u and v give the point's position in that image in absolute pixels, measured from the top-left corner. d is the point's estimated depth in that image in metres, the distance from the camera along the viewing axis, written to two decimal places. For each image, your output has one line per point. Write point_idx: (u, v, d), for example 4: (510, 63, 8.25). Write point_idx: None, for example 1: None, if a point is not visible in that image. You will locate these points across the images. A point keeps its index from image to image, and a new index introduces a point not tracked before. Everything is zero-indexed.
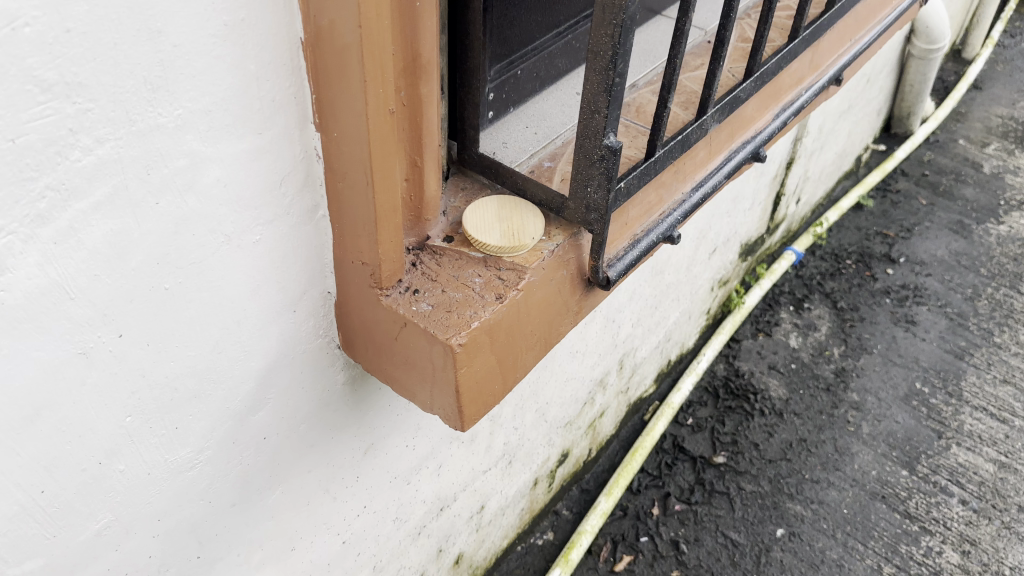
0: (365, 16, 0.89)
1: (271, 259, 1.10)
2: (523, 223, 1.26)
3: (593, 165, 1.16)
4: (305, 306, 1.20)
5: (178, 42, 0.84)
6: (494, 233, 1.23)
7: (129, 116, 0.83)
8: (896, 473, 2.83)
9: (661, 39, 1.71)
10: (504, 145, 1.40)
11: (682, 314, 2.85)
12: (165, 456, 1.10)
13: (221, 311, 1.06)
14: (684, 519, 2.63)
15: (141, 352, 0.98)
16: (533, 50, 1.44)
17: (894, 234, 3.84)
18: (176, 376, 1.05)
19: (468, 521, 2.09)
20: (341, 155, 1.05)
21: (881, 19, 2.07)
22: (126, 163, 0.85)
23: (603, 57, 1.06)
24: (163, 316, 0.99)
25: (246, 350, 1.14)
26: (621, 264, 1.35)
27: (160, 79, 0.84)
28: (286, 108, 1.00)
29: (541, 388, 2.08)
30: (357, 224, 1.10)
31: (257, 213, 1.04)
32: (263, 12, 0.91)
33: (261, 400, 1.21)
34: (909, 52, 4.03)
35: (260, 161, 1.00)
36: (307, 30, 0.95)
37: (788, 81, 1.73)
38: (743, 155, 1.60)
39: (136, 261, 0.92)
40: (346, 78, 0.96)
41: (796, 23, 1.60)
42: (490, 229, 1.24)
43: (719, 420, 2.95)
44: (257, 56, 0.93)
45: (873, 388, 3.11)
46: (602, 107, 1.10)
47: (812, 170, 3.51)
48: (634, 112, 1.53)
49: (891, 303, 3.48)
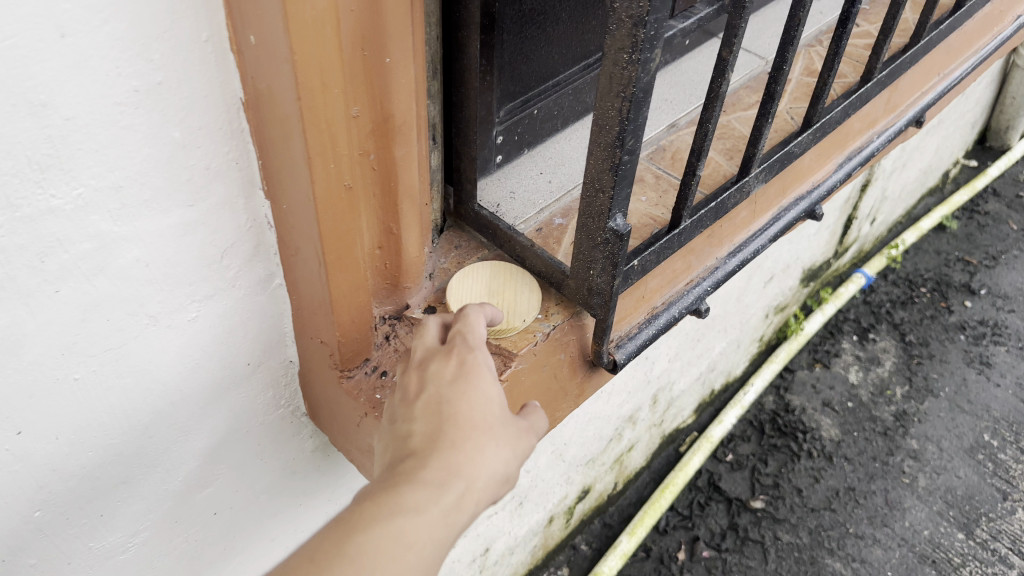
0: (304, 85, 0.74)
1: (214, 335, 0.96)
2: (516, 301, 1.10)
3: (596, 247, 0.99)
4: (260, 378, 1.06)
5: (72, 115, 0.69)
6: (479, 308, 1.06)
7: (10, 200, 0.69)
8: (950, 536, 2.59)
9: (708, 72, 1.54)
10: (511, 195, 1.24)
11: (730, 344, 2.64)
12: (89, 543, 0.99)
13: (150, 395, 0.93)
14: (712, 568, 2.46)
15: (48, 446, 0.86)
16: (554, 86, 1.26)
17: (976, 262, 3.52)
18: (97, 465, 0.93)
19: (470, 563, 1.97)
20: (292, 229, 0.90)
21: (977, 48, 1.82)
22: (11, 253, 0.72)
23: (610, 131, 0.87)
24: (74, 407, 0.86)
25: (186, 430, 1.01)
26: (631, 345, 1.17)
27: (50, 157, 0.70)
28: (225, 175, 0.85)
29: (559, 430, 1.92)
30: (312, 302, 0.96)
31: (193, 289, 0.90)
32: (185, 72, 0.75)
33: (207, 477, 1.09)
34: (1014, 60, 3.65)
35: (192, 235, 0.86)
36: (247, 90, 0.80)
37: (858, 125, 1.50)
38: (794, 214, 1.40)
39: (33, 354, 0.79)
40: (288, 149, 0.81)
41: (871, 65, 1.38)
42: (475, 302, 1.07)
43: (761, 458, 2.76)
44: (183, 122, 0.78)
45: (935, 436, 2.87)
46: (607, 186, 0.92)
47: (891, 189, 3.21)
48: (669, 159, 1.35)
49: (965, 340, 3.19)
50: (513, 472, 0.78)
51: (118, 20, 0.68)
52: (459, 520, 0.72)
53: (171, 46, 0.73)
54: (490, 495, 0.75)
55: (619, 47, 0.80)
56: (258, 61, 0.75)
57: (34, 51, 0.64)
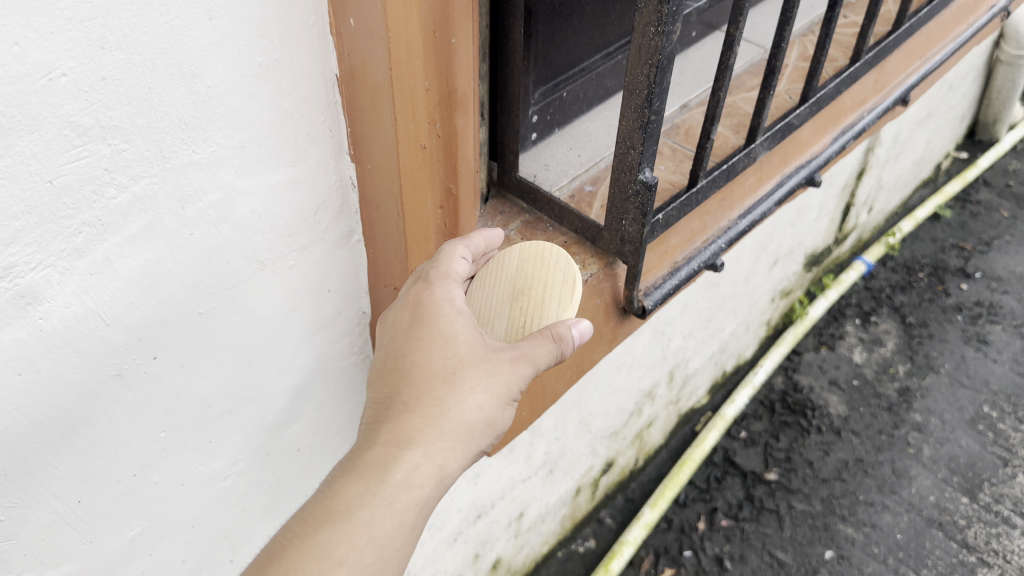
0: (395, 59, 0.93)
1: (306, 284, 1.14)
2: (547, 294, 1.05)
3: (628, 200, 1.16)
4: (340, 325, 1.24)
5: (212, 84, 0.86)
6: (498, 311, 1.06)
7: (164, 153, 0.86)
8: (955, 500, 2.74)
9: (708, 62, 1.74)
10: (546, 167, 1.40)
11: (739, 326, 2.81)
12: (199, 467, 1.15)
13: (254, 333, 1.10)
14: (730, 536, 2.63)
15: (175, 373, 1.03)
16: (580, 71, 1.43)
17: (970, 248, 3.68)
18: (210, 394, 1.09)
19: (506, 527, 2.17)
20: (374, 186, 1.09)
21: (955, 35, 2.00)
22: (161, 198, 0.89)
23: (639, 95, 1.04)
24: (197, 338, 1.03)
25: (281, 368, 1.18)
26: (658, 293, 1.34)
27: (195, 119, 0.87)
28: (320, 141, 1.03)
29: (585, 399, 2.08)
30: (389, 252, 1.16)
31: (292, 240, 1.07)
32: (297, 52, 0.93)
33: (294, 415, 1.26)
34: (997, 56, 3.79)
35: (293, 192, 1.03)
36: (342, 67, 0.99)
37: (850, 103, 1.68)
38: (797, 180, 1.57)
39: (170, 288, 0.96)
40: (377, 115, 1.00)
41: (858, 46, 1.54)
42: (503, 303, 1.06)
43: (773, 435, 2.93)
44: (291, 93, 0.95)
45: (938, 410, 3.02)
46: (637, 143, 1.08)
47: (886, 180, 3.37)
48: (682, 134, 1.52)
49: (963, 320, 3.35)
50: (483, 418, 0.90)
51: (250, 8, 0.85)
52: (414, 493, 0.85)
53: (286, 29, 0.91)
54: (456, 450, 0.88)
55: (646, 22, 0.97)
56: (355, 40, 0.94)
57: (189, 29, 0.81)
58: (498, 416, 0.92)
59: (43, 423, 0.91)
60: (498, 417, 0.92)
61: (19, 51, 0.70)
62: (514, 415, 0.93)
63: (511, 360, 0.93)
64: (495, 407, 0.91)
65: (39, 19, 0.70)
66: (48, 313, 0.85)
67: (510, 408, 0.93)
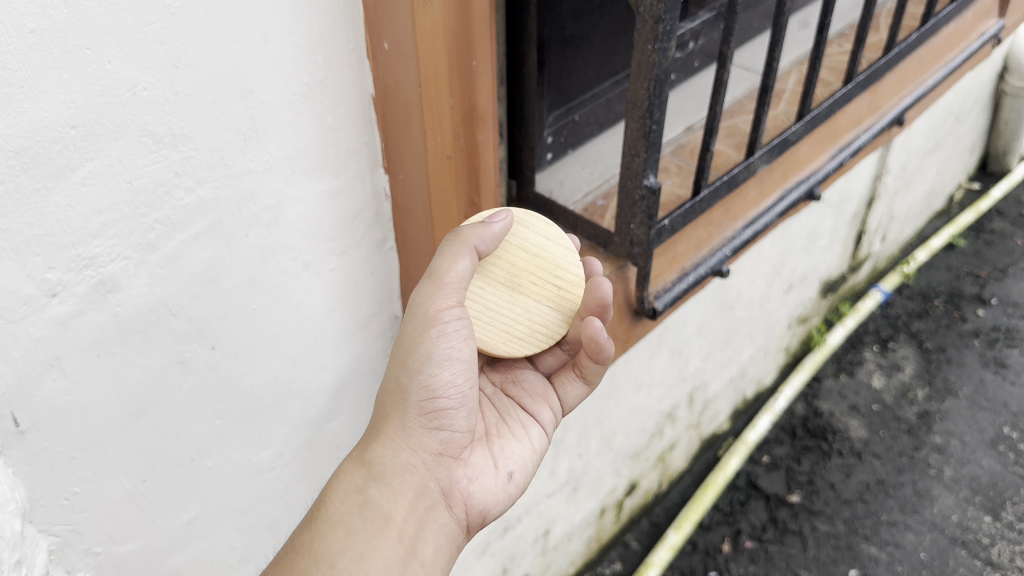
0: (425, 77, 1.08)
1: (345, 286, 1.28)
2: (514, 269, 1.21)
3: (635, 205, 1.29)
4: (375, 327, 1.39)
5: (267, 100, 1.00)
6: (530, 307, 1.21)
7: (225, 161, 0.99)
8: (978, 519, 2.76)
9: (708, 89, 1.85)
10: (561, 184, 1.54)
11: (757, 350, 2.88)
12: (249, 457, 1.26)
13: (300, 329, 1.23)
14: (755, 557, 2.66)
15: (230, 363, 1.14)
16: (592, 97, 1.55)
17: (986, 275, 3.74)
18: (259, 386, 1.21)
19: (533, 543, 2.24)
20: (406, 195, 1.24)
21: (946, 61, 2.13)
22: (222, 201, 1.01)
23: (640, 107, 1.16)
24: (252, 331, 1.15)
25: (322, 365, 1.31)
26: (668, 296, 1.47)
27: (251, 131, 1.00)
28: (357, 154, 1.18)
29: (606, 416, 2.16)
30: (419, 254, 1.29)
31: (334, 243, 1.22)
32: (338, 74, 1.08)
33: (333, 411, 1.38)
34: (1002, 89, 3.89)
35: (334, 199, 1.18)
36: (377, 87, 1.14)
37: (846, 122, 1.84)
38: (797, 194, 1.71)
39: (228, 283, 1.08)
40: (409, 129, 1.15)
41: (849, 68, 1.67)
42: (517, 298, 1.21)
43: (795, 459, 2.97)
44: (334, 110, 1.10)
45: (958, 432, 3.06)
46: (640, 151, 1.21)
47: (897, 210, 3.46)
48: (687, 153, 1.66)
49: (980, 345, 3.40)
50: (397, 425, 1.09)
51: (300, 33, 1.00)
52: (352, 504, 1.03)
53: (329, 53, 1.06)
54: (383, 460, 1.07)
55: (644, 40, 1.09)
56: (390, 62, 1.10)
57: (247, 52, 0.95)
58: (401, 389, 1.08)
59: (114, 403, 1.01)
60: (400, 391, 1.08)
61: (110, 68, 0.83)
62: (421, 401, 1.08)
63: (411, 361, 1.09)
64: (396, 382, 1.08)
65: (127, 41, 0.83)
66: (123, 301, 0.96)
67: (410, 372, 1.07)
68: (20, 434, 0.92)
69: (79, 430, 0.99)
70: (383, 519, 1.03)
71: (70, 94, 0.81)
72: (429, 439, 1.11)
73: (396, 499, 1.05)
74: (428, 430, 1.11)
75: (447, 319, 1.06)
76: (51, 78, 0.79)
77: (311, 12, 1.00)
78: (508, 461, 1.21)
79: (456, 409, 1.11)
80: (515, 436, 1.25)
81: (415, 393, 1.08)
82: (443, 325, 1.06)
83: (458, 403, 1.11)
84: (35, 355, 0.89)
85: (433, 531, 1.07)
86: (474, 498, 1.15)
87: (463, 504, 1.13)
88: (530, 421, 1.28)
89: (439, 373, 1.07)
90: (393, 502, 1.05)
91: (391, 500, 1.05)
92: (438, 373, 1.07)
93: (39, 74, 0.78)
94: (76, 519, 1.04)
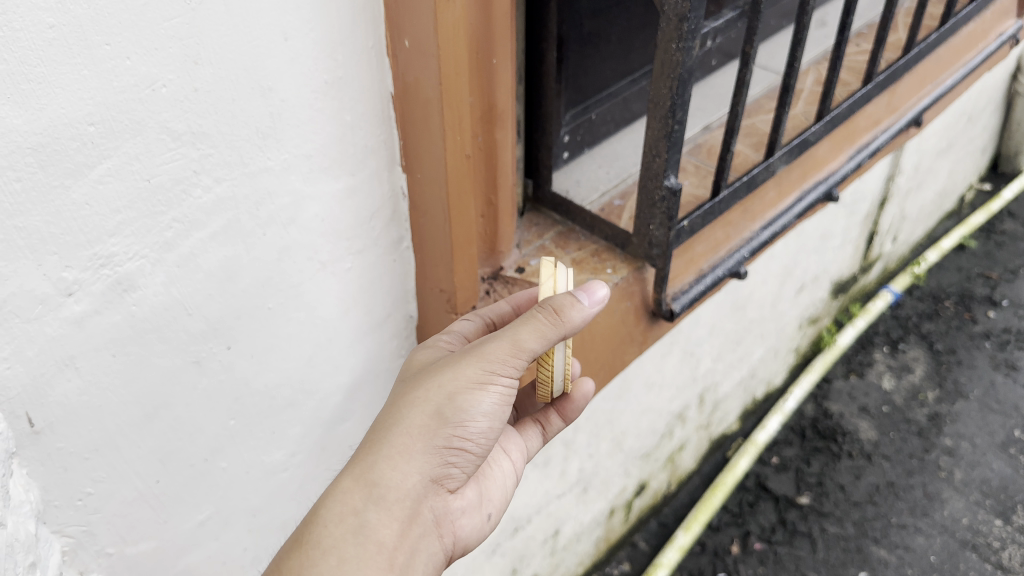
0: (445, 74, 1.06)
1: (361, 285, 1.27)
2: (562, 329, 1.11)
3: (655, 206, 1.28)
4: (390, 327, 1.37)
5: (286, 97, 0.98)
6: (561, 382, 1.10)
7: (244, 159, 0.98)
8: (989, 523, 2.74)
9: (725, 88, 1.83)
10: (577, 184, 1.53)
11: (768, 351, 2.86)
12: (263, 457, 1.25)
13: (314, 329, 1.21)
14: (764, 559, 2.65)
15: (246, 362, 1.13)
16: (608, 95, 1.53)
17: (996, 277, 3.72)
18: (274, 386, 1.20)
19: (543, 543, 2.23)
20: (423, 194, 1.22)
21: (965, 61, 2.11)
22: (239, 200, 1.00)
23: (663, 106, 1.15)
24: (267, 331, 1.14)
25: (336, 365, 1.30)
26: (685, 298, 1.46)
27: (270, 129, 0.99)
28: (375, 153, 1.16)
29: (617, 416, 2.15)
30: (436, 254, 1.28)
31: (350, 243, 1.20)
32: (357, 70, 1.07)
33: (347, 412, 1.37)
34: (1015, 89, 3.86)
35: (351, 198, 1.16)
36: (396, 86, 1.13)
37: (864, 123, 1.82)
38: (815, 195, 1.70)
39: (244, 282, 1.06)
40: (428, 127, 1.13)
41: (869, 67, 1.65)
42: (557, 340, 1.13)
43: (805, 460, 2.96)
44: (352, 108, 1.09)
45: (968, 434, 3.04)
46: (662, 151, 1.20)
47: (909, 210, 3.43)
48: (705, 153, 1.64)
49: (992, 346, 3.38)
50: (417, 446, 0.95)
51: (319, 30, 0.98)
52: (346, 526, 0.91)
53: (349, 49, 1.04)
54: (390, 479, 0.94)
55: (668, 39, 1.08)
56: (410, 59, 1.08)
57: (267, 48, 0.93)
58: (437, 417, 0.96)
59: (129, 404, 1.00)
60: (436, 418, 0.96)
61: (129, 64, 0.81)
62: (447, 431, 0.96)
63: (450, 388, 0.96)
64: (433, 408, 0.96)
65: (147, 37, 0.82)
66: (140, 301, 0.94)
67: (455, 408, 0.96)
68: (34, 434, 0.91)
69: (92, 431, 0.97)
70: (378, 546, 0.92)
71: (88, 90, 0.79)
72: (442, 469, 0.99)
73: (394, 525, 0.94)
74: (445, 460, 0.99)
75: (506, 374, 0.98)
76: (70, 74, 0.77)
77: (331, 10, 0.99)
78: (488, 501, 1.14)
79: (475, 450, 1.01)
80: (496, 479, 1.19)
81: (451, 426, 0.96)
82: (502, 380, 0.98)
83: (483, 446, 1.01)
84: (50, 355, 0.88)
85: (422, 562, 0.98)
86: (462, 531, 1.07)
87: (451, 535, 1.04)
88: (509, 468, 1.22)
89: (477, 416, 0.97)
90: (391, 530, 0.93)
91: (389, 526, 0.93)
92: (480, 417, 0.97)
93: (57, 71, 0.76)
94: (88, 519, 1.03)
